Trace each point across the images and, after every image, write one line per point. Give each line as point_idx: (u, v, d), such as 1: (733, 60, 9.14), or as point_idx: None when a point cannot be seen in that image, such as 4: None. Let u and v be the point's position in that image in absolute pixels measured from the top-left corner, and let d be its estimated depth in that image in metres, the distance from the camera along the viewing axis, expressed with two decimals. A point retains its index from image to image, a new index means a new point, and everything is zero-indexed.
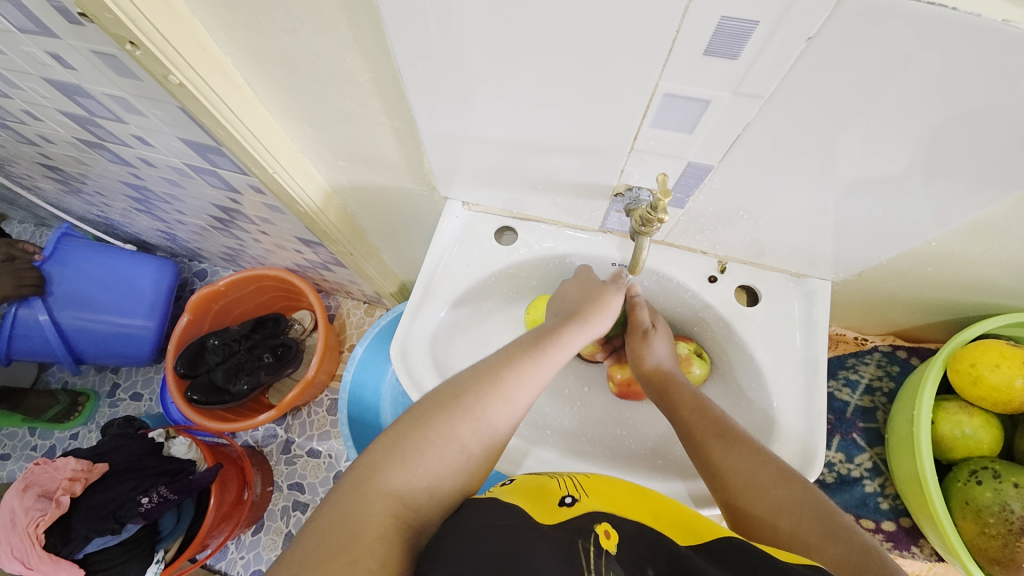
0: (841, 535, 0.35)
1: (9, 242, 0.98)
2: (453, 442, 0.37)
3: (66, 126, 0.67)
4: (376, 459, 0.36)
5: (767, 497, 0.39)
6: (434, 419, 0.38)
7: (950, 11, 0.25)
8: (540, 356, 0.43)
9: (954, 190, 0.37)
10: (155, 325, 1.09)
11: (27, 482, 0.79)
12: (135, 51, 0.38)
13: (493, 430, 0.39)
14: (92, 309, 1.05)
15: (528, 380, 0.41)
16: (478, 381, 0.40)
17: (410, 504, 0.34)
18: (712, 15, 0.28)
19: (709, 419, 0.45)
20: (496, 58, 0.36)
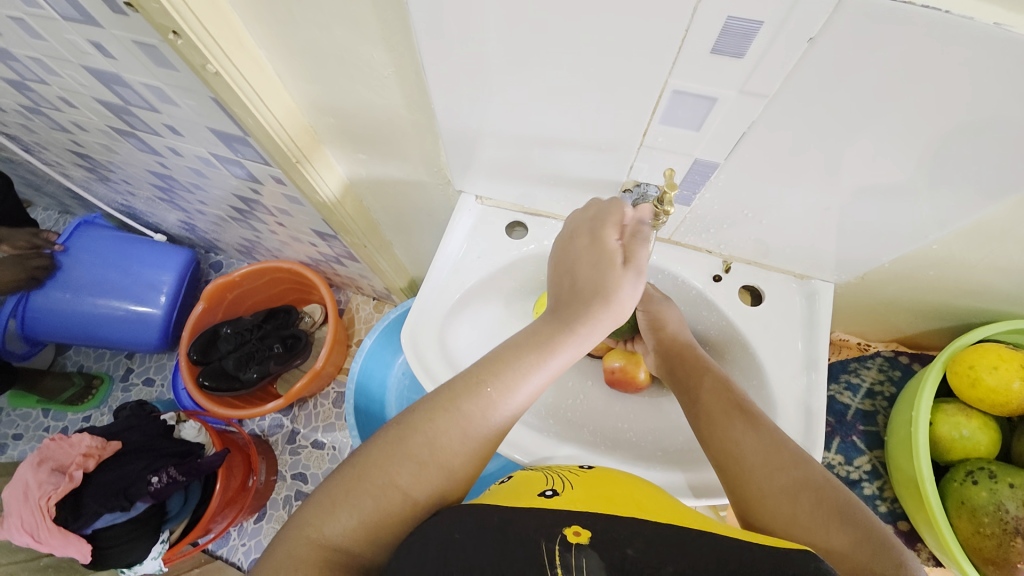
0: (859, 520, 0.35)
1: (32, 233, 1.02)
2: (394, 490, 0.37)
3: (100, 114, 0.70)
4: (312, 507, 0.37)
5: (777, 481, 0.38)
6: (375, 466, 0.38)
7: (943, 15, 0.27)
8: (493, 387, 0.40)
9: (952, 193, 0.38)
10: (166, 313, 1.10)
11: (42, 456, 0.81)
12: (177, 41, 0.41)
13: (446, 466, 0.39)
14: (101, 295, 1.07)
15: (486, 414, 0.40)
16: (428, 423, 0.39)
17: (343, 551, 0.35)
18: (719, 14, 0.30)
19: (724, 402, 0.45)
20: (512, 53, 0.38)
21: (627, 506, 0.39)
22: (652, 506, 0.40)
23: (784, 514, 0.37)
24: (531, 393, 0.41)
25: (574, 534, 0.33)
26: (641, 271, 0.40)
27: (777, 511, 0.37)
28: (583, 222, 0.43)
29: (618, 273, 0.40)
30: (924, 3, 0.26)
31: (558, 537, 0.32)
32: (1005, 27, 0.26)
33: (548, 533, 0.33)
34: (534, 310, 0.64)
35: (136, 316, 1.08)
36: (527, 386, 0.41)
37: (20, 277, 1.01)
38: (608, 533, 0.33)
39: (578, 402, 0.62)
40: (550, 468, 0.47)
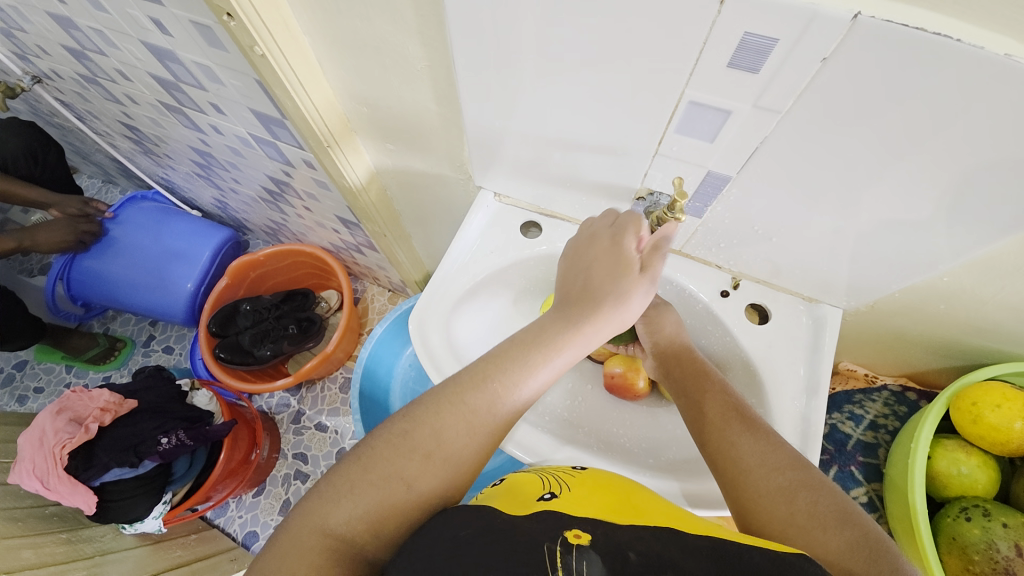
0: (853, 521, 0.35)
1: (83, 201, 1.12)
2: (400, 481, 0.37)
3: (152, 89, 0.75)
4: (320, 497, 0.37)
5: (776, 482, 0.38)
6: (379, 460, 0.38)
7: (955, 43, 0.27)
8: (498, 382, 0.41)
9: (965, 225, 0.38)
10: (198, 286, 1.13)
11: (61, 406, 0.85)
12: (229, 22, 0.44)
13: (449, 464, 0.39)
14: (136, 260, 1.12)
15: (490, 413, 0.41)
16: (436, 416, 0.40)
17: (349, 542, 0.35)
18: (736, 30, 0.31)
19: (721, 404, 0.45)
20: (538, 54, 0.39)
21: (627, 511, 0.39)
22: (646, 509, 0.41)
23: (780, 516, 0.37)
24: (542, 384, 0.43)
25: (575, 537, 0.33)
26: (654, 279, 0.45)
27: (779, 512, 0.37)
28: (600, 233, 0.47)
29: (633, 280, 0.44)
30: (936, 30, 0.27)
31: (559, 539, 0.32)
32: (1016, 58, 0.27)
33: (550, 536, 0.33)
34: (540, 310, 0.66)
35: (163, 283, 1.12)
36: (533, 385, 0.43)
37: (71, 238, 1.08)
38: (609, 537, 0.33)
39: (576, 405, 0.62)
40: (543, 470, 0.48)
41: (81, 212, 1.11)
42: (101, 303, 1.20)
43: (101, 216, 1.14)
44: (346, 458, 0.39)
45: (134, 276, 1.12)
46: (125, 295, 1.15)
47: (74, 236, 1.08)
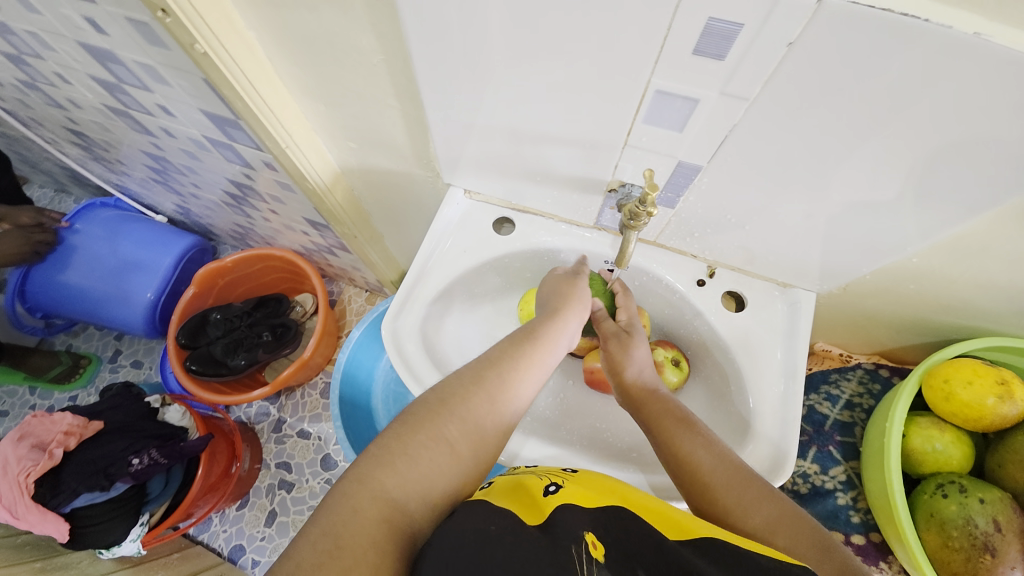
0: (832, 550, 0.37)
1: (37, 211, 1.05)
2: (444, 443, 0.39)
3: (94, 91, 0.70)
4: (368, 462, 0.37)
5: (755, 519, 0.39)
6: (421, 429, 0.39)
7: (922, 23, 0.27)
8: (521, 355, 0.45)
9: (934, 208, 0.38)
10: (158, 296, 1.07)
11: (21, 432, 0.80)
12: (165, 19, 0.41)
13: (481, 429, 0.41)
14: (95, 271, 1.07)
15: (514, 380, 0.44)
16: (464, 386, 0.42)
17: (403, 508, 0.35)
18: (700, 15, 0.30)
19: (691, 429, 0.45)
20: (500, 46, 0.38)
21: (631, 509, 0.39)
22: (645, 504, 0.40)
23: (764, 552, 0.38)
24: (554, 353, 0.48)
25: (593, 546, 0.33)
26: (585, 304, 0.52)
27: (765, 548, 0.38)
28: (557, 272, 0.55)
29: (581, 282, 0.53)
30: (903, 11, 0.27)
31: (578, 544, 0.32)
32: (987, 36, 0.27)
33: (570, 536, 0.33)
34: (517, 308, 0.65)
35: (123, 295, 1.06)
36: (549, 354, 0.47)
37: (26, 248, 1.02)
38: (620, 547, 0.33)
39: (558, 401, 0.62)
40: (534, 471, 0.47)
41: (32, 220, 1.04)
42: (56, 314, 1.14)
43: (56, 225, 1.07)
44: (382, 435, 0.39)
45: (92, 288, 1.06)
46: (83, 307, 1.09)
47: (29, 247, 1.03)
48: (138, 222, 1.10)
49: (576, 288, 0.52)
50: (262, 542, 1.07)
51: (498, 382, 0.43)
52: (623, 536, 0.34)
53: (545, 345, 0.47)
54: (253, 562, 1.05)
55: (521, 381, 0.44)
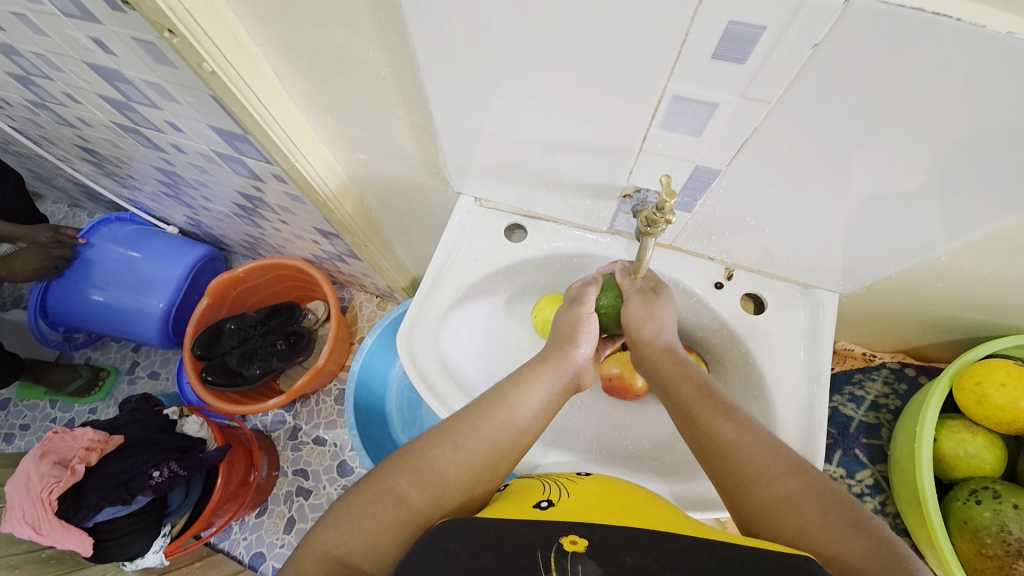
0: (866, 524, 0.34)
1: (54, 228, 1.06)
2: (393, 495, 0.40)
3: (104, 110, 0.71)
4: (322, 523, 0.39)
5: (779, 488, 0.38)
6: (378, 480, 0.41)
7: (956, 22, 0.25)
8: (484, 406, 0.46)
9: (964, 206, 0.37)
10: (170, 305, 1.08)
11: (43, 449, 0.81)
12: (172, 39, 0.41)
13: (440, 482, 0.41)
14: (112, 285, 1.08)
15: (479, 432, 0.44)
16: (426, 441, 0.44)
17: (346, 563, 0.36)
18: (720, 19, 0.29)
19: (713, 404, 0.44)
20: (510, 54, 0.37)
21: (626, 515, 0.38)
22: (646, 514, 0.39)
23: (789, 526, 0.36)
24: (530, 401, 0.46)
25: (571, 543, 0.32)
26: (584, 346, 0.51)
27: (791, 517, 0.36)
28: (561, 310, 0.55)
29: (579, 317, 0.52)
30: (935, 10, 0.25)
31: (553, 546, 0.31)
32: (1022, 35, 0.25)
33: (543, 543, 0.32)
34: (531, 315, 0.64)
35: (139, 307, 1.07)
36: (520, 400, 0.46)
37: (42, 265, 1.03)
38: (607, 542, 0.32)
39: (575, 408, 0.61)
40: (547, 475, 0.48)
41: (53, 241, 1.05)
42: (77, 327, 1.16)
43: (75, 242, 1.08)
44: (350, 487, 0.42)
45: (111, 301, 1.08)
46: (103, 320, 1.10)
47: (48, 262, 1.04)
48: (153, 235, 1.11)
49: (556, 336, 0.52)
50: (281, 549, 1.07)
51: (461, 432, 0.44)
52: (628, 534, 0.33)
53: (512, 390, 0.47)
54: (273, 568, 1.06)
55: (487, 430, 0.44)
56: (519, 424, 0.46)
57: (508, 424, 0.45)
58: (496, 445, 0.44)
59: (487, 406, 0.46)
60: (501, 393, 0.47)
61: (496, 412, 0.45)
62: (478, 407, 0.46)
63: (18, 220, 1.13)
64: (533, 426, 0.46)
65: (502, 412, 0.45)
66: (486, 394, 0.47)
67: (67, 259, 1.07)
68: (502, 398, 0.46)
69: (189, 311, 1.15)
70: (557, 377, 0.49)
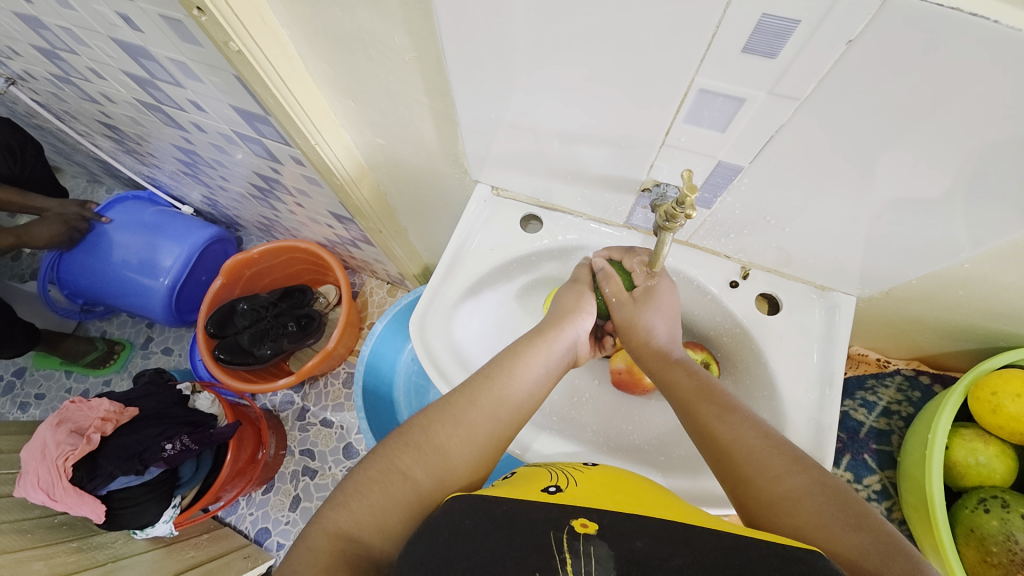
0: (866, 521, 0.34)
1: (80, 204, 1.09)
2: (396, 472, 0.41)
3: (128, 87, 0.72)
4: (330, 504, 0.40)
5: (783, 484, 0.38)
6: (380, 458, 0.42)
7: (993, 24, 0.25)
8: (485, 378, 0.47)
9: (990, 213, 0.36)
10: (174, 281, 1.09)
11: (61, 417, 0.83)
12: (200, 17, 0.42)
13: (439, 456, 0.42)
14: (123, 258, 1.10)
15: (477, 406, 0.45)
16: (425, 418, 0.44)
17: (355, 540, 0.37)
18: (753, 12, 0.28)
19: (713, 400, 0.45)
20: (535, 43, 0.37)
21: (632, 503, 0.39)
22: (652, 504, 0.40)
23: (790, 526, 0.36)
24: (529, 374, 0.47)
25: (581, 526, 0.32)
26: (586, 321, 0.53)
27: (793, 512, 0.36)
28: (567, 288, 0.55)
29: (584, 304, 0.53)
30: (973, 11, 0.25)
31: (564, 527, 0.32)
32: None
33: (555, 524, 0.32)
34: (543, 307, 0.64)
35: (148, 282, 1.08)
36: (522, 372, 0.47)
37: (63, 234, 1.06)
38: (616, 527, 0.32)
39: (582, 402, 0.61)
40: (555, 464, 0.48)
41: (77, 218, 1.07)
42: (88, 298, 1.18)
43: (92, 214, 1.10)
44: (355, 467, 0.43)
45: (120, 274, 1.09)
46: (110, 292, 1.12)
47: (66, 232, 1.06)
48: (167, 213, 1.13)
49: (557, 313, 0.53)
50: (286, 526, 1.10)
51: (459, 408, 0.45)
52: (636, 522, 0.34)
53: (511, 364, 0.47)
54: (277, 544, 1.08)
55: (486, 400, 0.45)
56: (518, 394, 0.46)
57: (505, 395, 0.46)
58: (494, 417, 0.45)
59: (483, 380, 0.47)
60: (499, 366, 0.47)
61: (494, 386, 0.46)
62: (476, 380, 0.46)
63: (29, 190, 1.13)
64: (530, 397, 0.47)
65: (500, 382, 0.46)
66: (484, 368, 0.48)
67: (85, 230, 1.09)
68: (501, 372, 0.47)
69: (192, 292, 1.16)
70: (554, 348, 0.50)
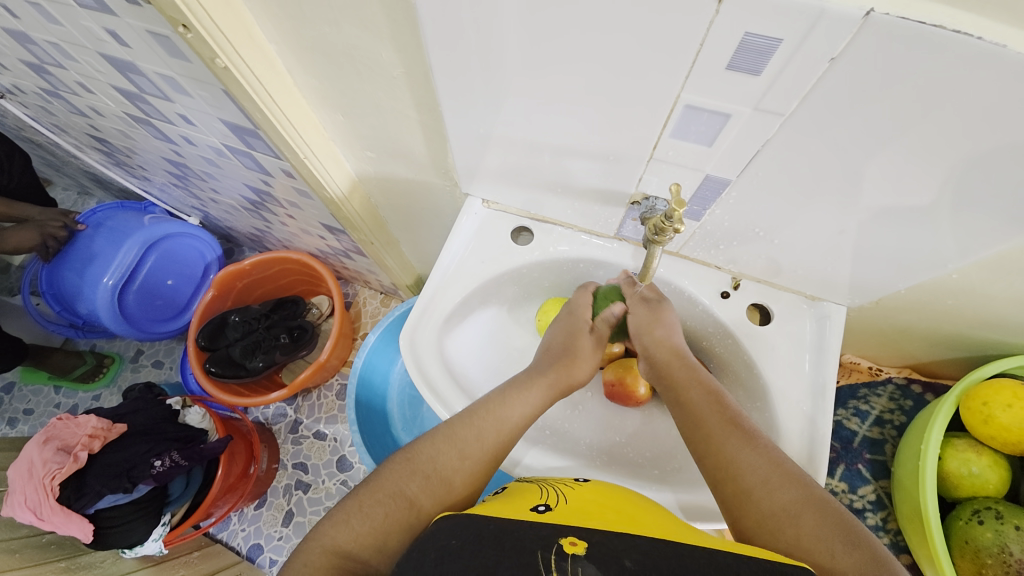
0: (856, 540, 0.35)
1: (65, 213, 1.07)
2: (402, 497, 0.40)
3: (116, 100, 0.71)
4: (328, 519, 0.39)
5: (777, 499, 0.37)
6: (386, 481, 0.41)
7: (975, 40, 0.25)
8: (495, 412, 0.46)
9: (977, 225, 0.36)
10: (118, 281, 1.07)
11: (48, 435, 0.81)
12: (186, 34, 0.41)
13: (447, 488, 0.42)
14: (66, 263, 1.08)
15: (487, 442, 0.44)
16: (433, 442, 0.44)
17: (354, 557, 0.36)
18: (737, 30, 0.29)
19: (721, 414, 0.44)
20: (522, 58, 0.37)
21: (623, 521, 0.38)
22: (643, 521, 0.39)
23: (786, 537, 0.36)
24: (532, 412, 0.48)
25: (570, 545, 0.32)
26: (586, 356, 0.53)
27: (791, 524, 0.36)
28: (574, 313, 0.55)
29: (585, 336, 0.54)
30: (954, 28, 0.25)
31: (553, 547, 0.31)
32: None
33: (544, 544, 0.32)
34: (536, 319, 0.64)
35: (94, 285, 1.07)
36: (529, 409, 0.47)
37: (37, 241, 1.03)
38: (605, 545, 0.32)
39: (576, 414, 0.61)
40: (545, 479, 0.48)
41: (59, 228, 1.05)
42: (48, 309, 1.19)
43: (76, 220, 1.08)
44: (356, 486, 0.42)
45: (68, 278, 1.09)
46: (64, 298, 1.12)
47: (41, 239, 1.03)
48: (112, 213, 1.11)
49: (565, 344, 0.53)
50: (278, 542, 1.08)
51: (466, 438, 0.44)
52: (628, 539, 0.33)
53: (520, 400, 0.47)
54: (270, 561, 1.06)
55: (497, 436, 0.45)
56: (521, 432, 0.47)
57: (512, 433, 0.46)
58: (499, 454, 0.45)
59: (491, 409, 0.46)
60: (507, 399, 0.47)
61: (502, 421, 0.46)
62: (484, 411, 0.46)
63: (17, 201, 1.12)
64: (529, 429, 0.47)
65: (507, 419, 0.46)
66: (491, 398, 0.48)
67: (61, 238, 1.06)
68: (509, 408, 0.47)
69: (149, 300, 1.15)
70: (556, 388, 0.50)
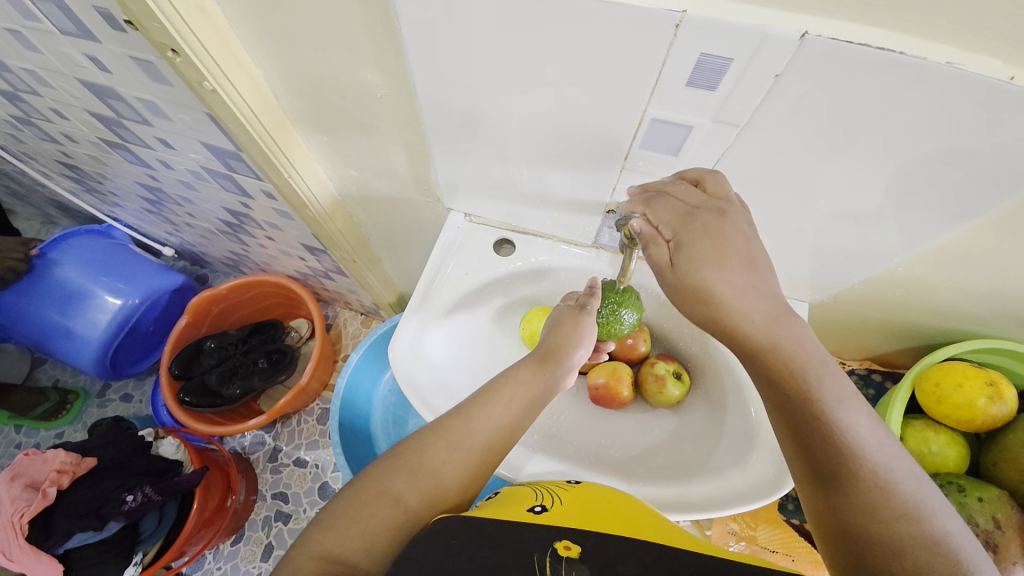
0: (912, 517, 0.33)
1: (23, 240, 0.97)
2: (389, 496, 0.40)
3: (91, 126, 0.71)
4: (315, 527, 0.39)
5: (887, 527, 0.33)
6: (373, 480, 0.41)
7: (897, 55, 0.29)
8: (478, 404, 0.47)
9: (915, 220, 0.41)
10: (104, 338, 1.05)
11: (14, 473, 0.78)
12: (175, 58, 0.42)
13: (435, 482, 0.42)
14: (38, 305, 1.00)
15: (472, 432, 0.45)
16: (419, 441, 0.44)
17: (342, 561, 0.36)
18: (694, 51, 0.32)
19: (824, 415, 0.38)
20: (502, 78, 0.39)
21: (617, 524, 0.39)
22: (637, 525, 0.40)
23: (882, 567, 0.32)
24: (518, 403, 0.48)
25: (565, 548, 0.33)
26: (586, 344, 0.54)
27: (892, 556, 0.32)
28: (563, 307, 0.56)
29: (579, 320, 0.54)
30: (879, 45, 0.29)
31: (548, 550, 0.32)
32: (956, 65, 0.29)
33: (540, 545, 0.33)
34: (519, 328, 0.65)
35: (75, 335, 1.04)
36: (513, 397, 0.48)
37: None
38: (601, 550, 0.33)
39: (562, 419, 0.62)
40: (537, 483, 0.49)
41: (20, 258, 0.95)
42: None
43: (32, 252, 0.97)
44: (342, 490, 0.42)
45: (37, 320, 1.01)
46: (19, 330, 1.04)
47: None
48: (99, 256, 1.04)
49: (557, 323, 0.54)
50: None
51: (454, 431, 0.45)
52: (623, 545, 0.34)
53: (503, 390, 0.48)
54: None
55: (483, 426, 0.46)
56: (507, 423, 0.47)
57: (499, 422, 0.46)
58: (489, 444, 0.45)
59: (479, 405, 0.47)
60: (492, 392, 0.48)
61: (488, 411, 0.47)
62: (470, 405, 0.47)
63: None
64: (523, 426, 0.48)
65: (493, 410, 0.47)
66: (477, 394, 0.49)
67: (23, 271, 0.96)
68: (494, 400, 0.47)
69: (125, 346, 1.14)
70: (545, 376, 0.50)
